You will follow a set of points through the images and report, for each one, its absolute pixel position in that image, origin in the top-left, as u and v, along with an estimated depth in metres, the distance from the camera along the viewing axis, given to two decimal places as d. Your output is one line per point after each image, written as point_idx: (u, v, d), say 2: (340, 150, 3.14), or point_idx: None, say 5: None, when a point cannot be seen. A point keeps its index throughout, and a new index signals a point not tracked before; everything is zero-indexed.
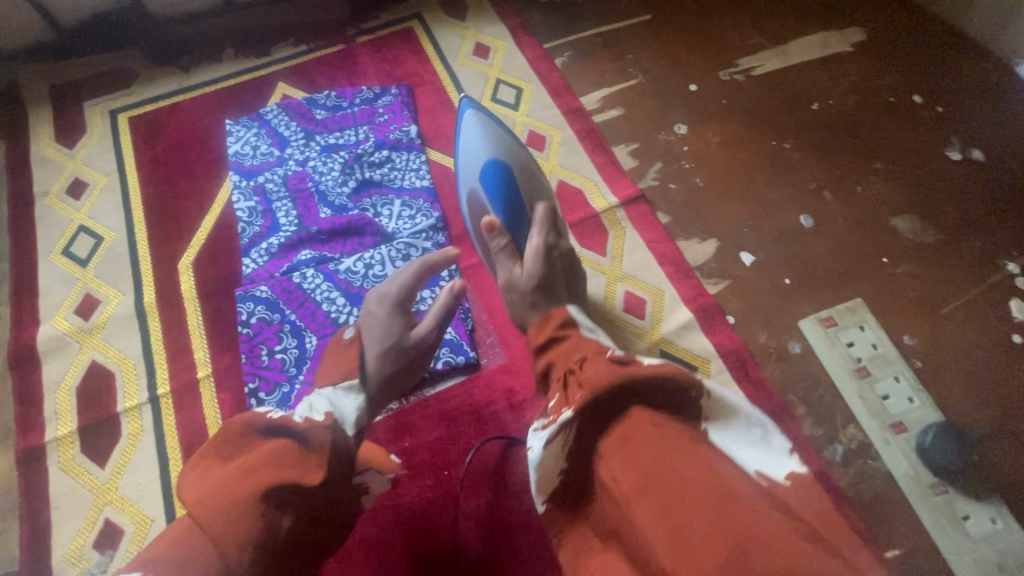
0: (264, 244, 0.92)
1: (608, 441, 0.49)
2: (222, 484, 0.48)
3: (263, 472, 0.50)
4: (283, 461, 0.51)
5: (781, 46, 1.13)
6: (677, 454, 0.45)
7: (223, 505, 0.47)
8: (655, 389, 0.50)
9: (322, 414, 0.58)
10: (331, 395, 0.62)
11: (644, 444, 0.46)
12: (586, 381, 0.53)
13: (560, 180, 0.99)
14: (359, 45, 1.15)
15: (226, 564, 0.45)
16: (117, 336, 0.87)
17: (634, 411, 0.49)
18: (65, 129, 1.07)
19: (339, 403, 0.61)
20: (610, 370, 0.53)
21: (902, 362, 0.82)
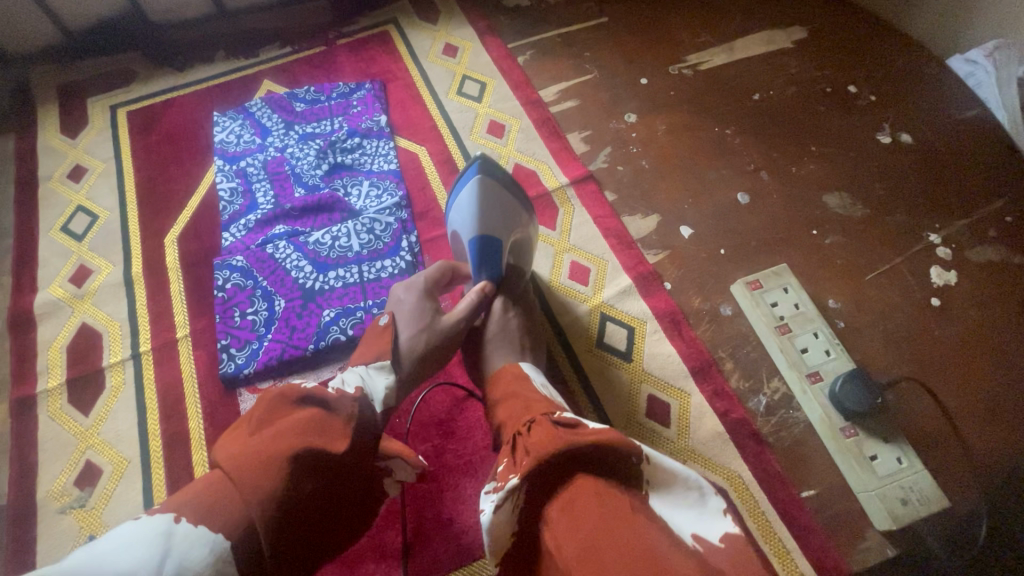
0: (242, 220, 1.01)
1: (554, 506, 0.48)
2: (258, 442, 0.50)
3: (296, 436, 0.51)
4: (314, 427, 0.53)
5: (727, 44, 1.22)
6: (619, 524, 0.44)
7: (254, 464, 0.48)
8: (598, 454, 0.50)
9: (352, 388, 0.62)
10: (363, 373, 0.66)
11: (596, 505, 0.46)
12: (533, 449, 0.52)
13: (516, 163, 1.08)
14: (339, 47, 1.26)
15: (251, 518, 0.47)
16: (106, 301, 0.96)
17: (579, 479, 0.48)
18: (69, 122, 1.17)
19: (368, 380, 0.65)
20: (556, 435, 0.52)
21: (822, 320, 0.88)
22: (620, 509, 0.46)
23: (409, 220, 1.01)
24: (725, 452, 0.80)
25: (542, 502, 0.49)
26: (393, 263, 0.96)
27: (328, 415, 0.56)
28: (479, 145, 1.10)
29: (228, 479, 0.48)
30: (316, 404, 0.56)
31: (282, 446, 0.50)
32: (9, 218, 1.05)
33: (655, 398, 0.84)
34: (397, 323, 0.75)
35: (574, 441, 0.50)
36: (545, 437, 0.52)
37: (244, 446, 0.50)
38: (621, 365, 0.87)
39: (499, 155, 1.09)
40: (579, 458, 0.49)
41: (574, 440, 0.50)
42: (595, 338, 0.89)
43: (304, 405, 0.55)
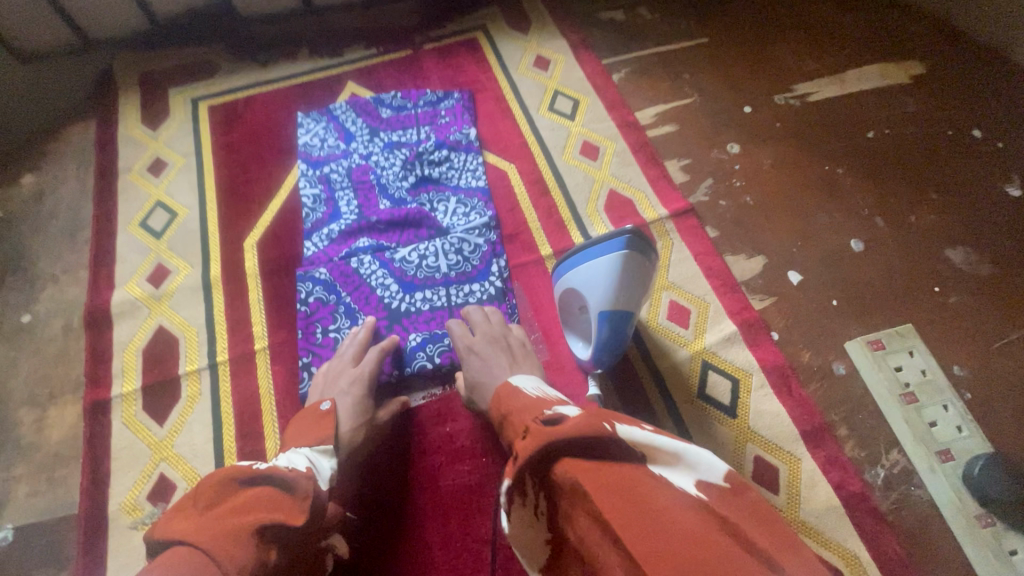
0: (325, 230, 0.97)
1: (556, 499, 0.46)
2: (216, 522, 0.51)
3: (255, 510, 0.53)
4: (272, 503, 0.55)
5: (838, 75, 1.14)
6: (625, 504, 0.41)
7: (216, 539, 0.49)
8: (573, 445, 0.46)
9: (303, 467, 0.62)
10: (308, 455, 0.66)
11: (595, 500, 0.42)
12: (518, 453, 0.50)
13: (611, 189, 1.02)
14: (426, 51, 1.21)
15: None
16: (183, 304, 0.92)
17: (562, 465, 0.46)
18: (150, 111, 1.15)
19: (315, 463, 0.65)
20: (538, 437, 0.49)
21: (951, 392, 0.81)
22: (621, 477, 0.44)
23: (498, 242, 0.96)
24: (840, 528, 0.73)
25: (550, 505, 0.48)
26: (481, 287, 0.92)
27: (284, 492, 0.57)
28: (572, 166, 1.05)
29: (198, 552, 0.48)
30: (273, 483, 0.58)
31: (241, 522, 0.52)
32: (87, 210, 1.03)
33: (762, 459, 0.78)
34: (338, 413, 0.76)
35: (555, 434, 0.48)
36: (530, 439, 0.50)
37: (199, 528, 0.51)
38: (726, 422, 0.81)
39: (592, 178, 1.03)
40: (563, 451, 0.47)
41: (554, 434, 0.48)
42: (696, 389, 0.83)
43: (256, 485, 0.56)
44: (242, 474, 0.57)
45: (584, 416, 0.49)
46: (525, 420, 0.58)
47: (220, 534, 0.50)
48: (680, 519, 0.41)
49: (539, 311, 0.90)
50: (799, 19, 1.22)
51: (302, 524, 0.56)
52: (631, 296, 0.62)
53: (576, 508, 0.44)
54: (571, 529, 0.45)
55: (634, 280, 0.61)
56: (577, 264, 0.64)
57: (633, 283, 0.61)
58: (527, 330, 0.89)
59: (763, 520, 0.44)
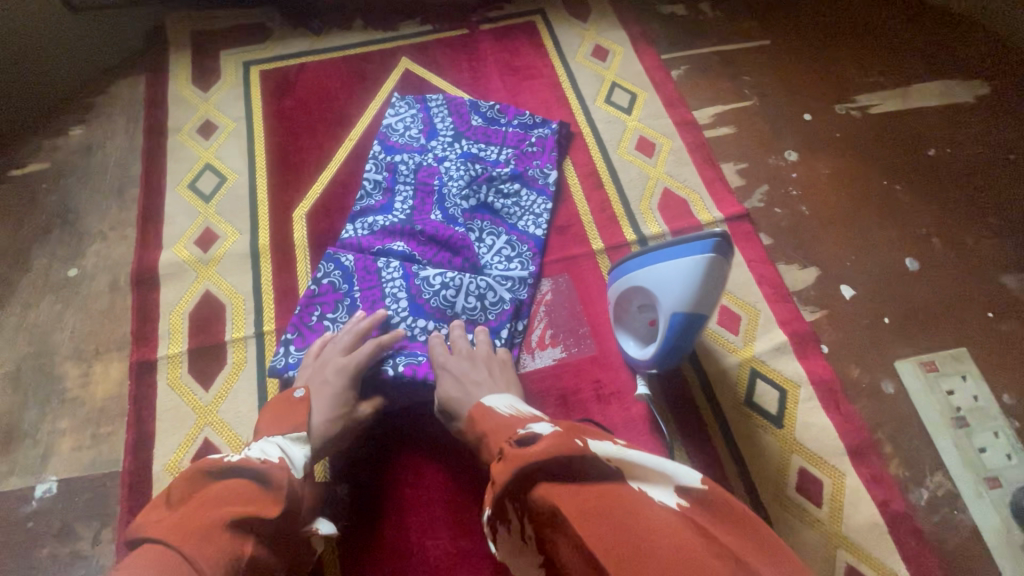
0: (370, 219, 0.94)
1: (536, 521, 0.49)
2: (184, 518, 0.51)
3: (224, 505, 0.53)
4: (241, 496, 0.54)
5: (901, 89, 1.12)
6: (599, 517, 0.45)
7: (194, 534, 0.50)
8: (546, 464, 0.50)
9: (275, 458, 0.61)
10: (280, 443, 0.65)
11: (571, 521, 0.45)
12: (495, 478, 0.54)
13: (665, 187, 1.01)
14: (483, 32, 1.19)
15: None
16: (231, 271, 0.92)
17: (539, 484, 0.50)
18: (200, 72, 1.13)
19: (287, 451, 0.64)
20: (513, 461, 0.53)
21: (1002, 419, 0.81)
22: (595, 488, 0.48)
23: (526, 304, 0.89)
24: (882, 545, 0.74)
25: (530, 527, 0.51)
26: None
27: (260, 485, 0.56)
28: (627, 161, 1.03)
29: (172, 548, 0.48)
30: (241, 474, 0.57)
31: (215, 516, 0.52)
32: (135, 167, 1.02)
33: (806, 471, 0.78)
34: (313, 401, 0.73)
35: (529, 457, 0.51)
36: (504, 458, 0.54)
37: (169, 526, 0.51)
38: (772, 431, 0.81)
39: (647, 175, 1.02)
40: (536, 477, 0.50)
41: (527, 457, 0.52)
42: (743, 396, 0.83)
43: (225, 478, 0.56)
44: (212, 466, 0.57)
45: (554, 438, 0.52)
46: (498, 442, 0.60)
47: (190, 529, 0.50)
48: (652, 529, 0.44)
49: (588, 307, 0.89)
50: (864, 29, 1.20)
51: (274, 515, 0.55)
52: (707, 299, 0.61)
53: (556, 532, 0.47)
54: (555, 551, 0.48)
55: (713, 278, 0.60)
56: (654, 260, 0.63)
57: (713, 285, 0.60)
58: (575, 324, 0.89)
59: (734, 523, 0.48)
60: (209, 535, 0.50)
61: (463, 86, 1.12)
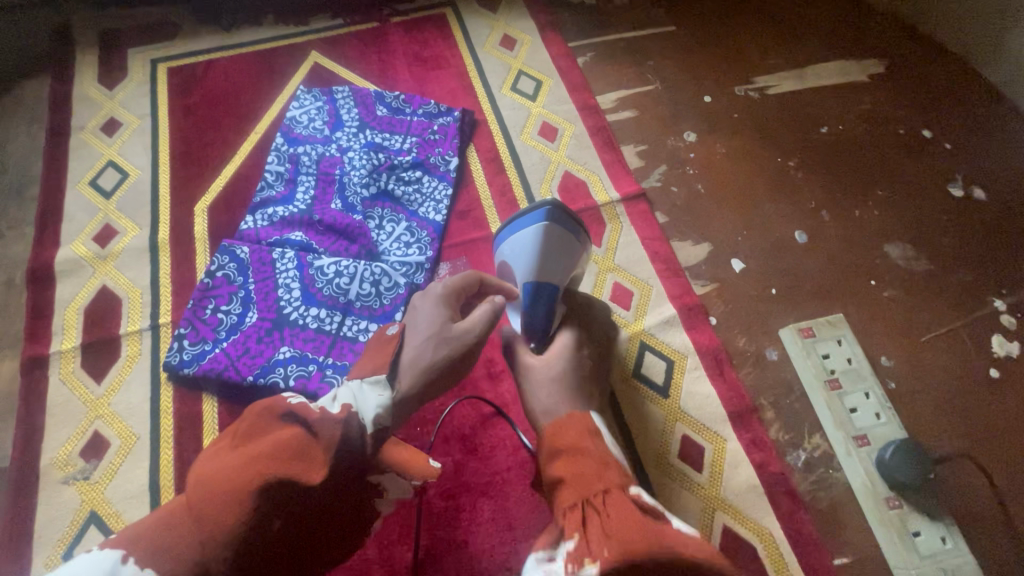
0: (271, 209, 0.95)
1: None
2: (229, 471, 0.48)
3: (266, 463, 0.47)
4: (286, 455, 0.48)
5: (799, 70, 1.16)
6: None
7: (225, 499, 0.46)
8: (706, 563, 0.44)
9: (337, 408, 0.54)
10: (358, 387, 0.57)
11: None
12: (624, 546, 0.45)
13: (566, 171, 1.03)
14: (393, 25, 1.20)
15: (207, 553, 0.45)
16: (129, 266, 0.92)
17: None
18: (107, 70, 1.13)
19: (359, 397, 0.56)
20: (649, 533, 0.46)
21: (874, 380, 0.84)
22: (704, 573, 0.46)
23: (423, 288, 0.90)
24: (757, 505, 0.76)
25: None
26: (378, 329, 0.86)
27: (307, 441, 0.50)
28: (530, 147, 1.05)
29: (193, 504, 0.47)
30: (299, 425, 0.52)
31: (250, 475, 0.47)
32: (36, 166, 1.01)
33: (688, 438, 0.80)
34: (405, 335, 0.65)
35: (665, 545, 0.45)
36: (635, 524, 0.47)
37: (215, 471, 0.49)
38: (657, 400, 0.83)
39: (548, 159, 1.04)
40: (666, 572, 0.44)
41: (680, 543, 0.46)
42: (632, 367, 0.85)
43: (286, 427, 0.51)
44: (280, 407, 0.54)
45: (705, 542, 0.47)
46: (600, 485, 0.53)
47: (217, 491, 0.46)
48: None
49: None
50: (767, 13, 1.23)
51: (319, 484, 0.48)
52: (554, 261, 0.75)
53: None
54: None
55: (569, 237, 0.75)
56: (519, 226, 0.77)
57: (553, 249, 0.74)
58: None
59: None
60: (235, 500, 0.46)
61: (372, 78, 1.14)
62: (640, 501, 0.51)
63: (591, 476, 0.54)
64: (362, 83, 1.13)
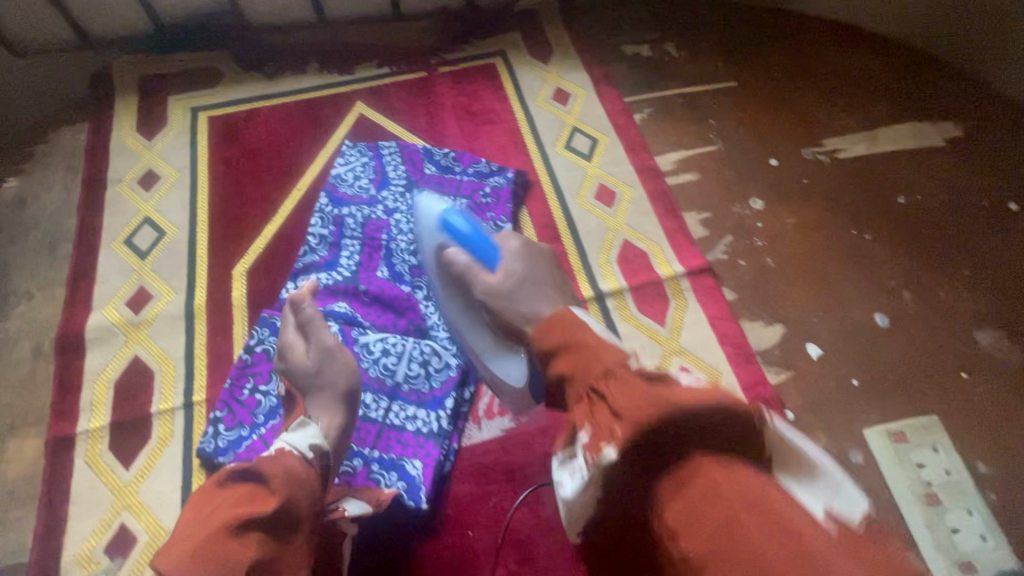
0: (313, 276, 0.90)
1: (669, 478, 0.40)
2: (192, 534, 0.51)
3: (226, 512, 0.52)
4: (247, 501, 0.53)
5: (871, 132, 1.09)
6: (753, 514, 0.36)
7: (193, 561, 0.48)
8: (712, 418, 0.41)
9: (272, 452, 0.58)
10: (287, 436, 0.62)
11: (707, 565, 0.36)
12: (623, 410, 0.45)
13: (625, 240, 0.96)
14: (441, 75, 1.16)
15: None
16: (163, 335, 0.87)
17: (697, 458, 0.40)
18: (146, 119, 1.09)
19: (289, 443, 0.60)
20: (652, 400, 0.44)
21: (976, 495, 0.77)
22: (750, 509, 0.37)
23: (474, 370, 0.83)
24: None
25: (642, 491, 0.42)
26: (426, 418, 0.79)
27: (259, 488, 0.54)
28: (586, 211, 0.99)
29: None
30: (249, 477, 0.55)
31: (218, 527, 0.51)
32: (71, 221, 0.97)
33: None
34: (291, 383, 0.71)
35: (680, 428, 0.42)
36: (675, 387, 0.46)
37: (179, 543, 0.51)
38: None
39: (606, 226, 0.97)
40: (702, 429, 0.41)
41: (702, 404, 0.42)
42: None
43: (236, 482, 0.55)
44: (223, 474, 0.56)
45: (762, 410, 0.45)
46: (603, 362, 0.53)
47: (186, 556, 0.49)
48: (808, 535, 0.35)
49: None
50: (832, 71, 1.17)
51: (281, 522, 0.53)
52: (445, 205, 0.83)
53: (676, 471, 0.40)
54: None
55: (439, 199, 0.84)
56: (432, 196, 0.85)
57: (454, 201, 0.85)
58: None
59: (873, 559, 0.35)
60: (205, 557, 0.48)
61: (418, 132, 1.09)
62: (646, 371, 0.50)
63: (593, 357, 0.54)
64: (410, 138, 1.08)
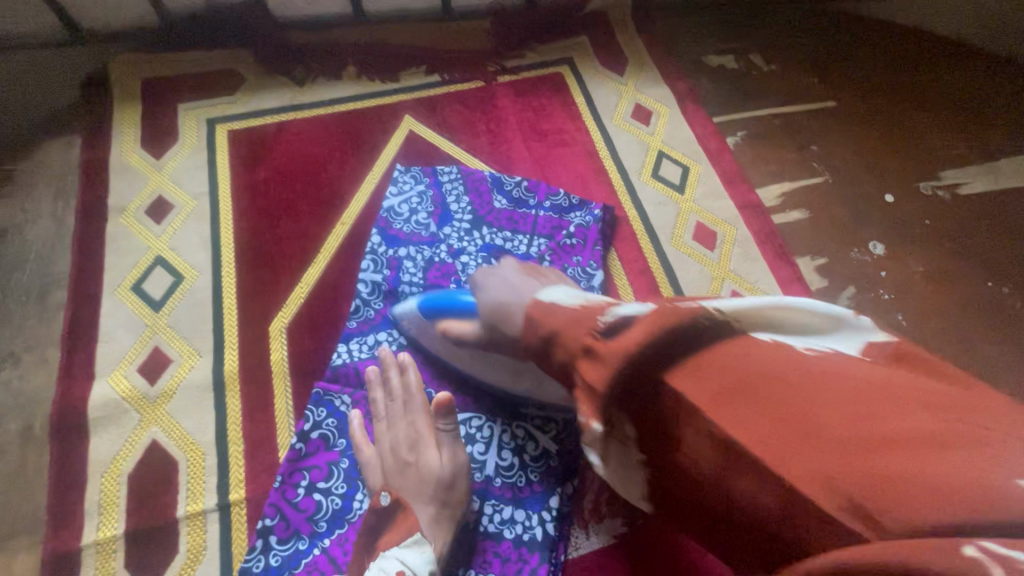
0: (372, 336, 0.74)
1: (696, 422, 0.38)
2: None
3: None
4: None
5: (991, 163, 0.96)
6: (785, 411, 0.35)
7: None
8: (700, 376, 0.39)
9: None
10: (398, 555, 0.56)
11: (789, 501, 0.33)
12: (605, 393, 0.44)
13: (734, 290, 0.83)
14: (501, 85, 1.00)
15: None
16: (186, 411, 0.70)
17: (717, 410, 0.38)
18: (153, 132, 0.91)
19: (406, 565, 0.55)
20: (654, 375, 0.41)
21: None
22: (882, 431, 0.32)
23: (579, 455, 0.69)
24: None
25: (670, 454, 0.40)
26: (527, 520, 0.65)
27: None
28: (684, 255, 0.85)
29: None
30: None
31: None
32: (64, 261, 0.79)
33: None
34: (404, 495, 0.60)
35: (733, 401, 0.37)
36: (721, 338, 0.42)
37: None
38: None
39: (710, 273, 0.84)
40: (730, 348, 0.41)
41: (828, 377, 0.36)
42: None
43: None
44: None
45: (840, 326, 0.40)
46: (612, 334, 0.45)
47: None
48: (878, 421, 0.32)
49: None
50: (941, 89, 1.03)
51: None
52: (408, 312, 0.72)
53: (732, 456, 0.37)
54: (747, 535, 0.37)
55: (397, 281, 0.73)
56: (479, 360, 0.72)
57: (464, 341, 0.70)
58: None
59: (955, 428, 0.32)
60: None
61: (481, 155, 0.93)
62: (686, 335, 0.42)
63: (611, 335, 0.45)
64: (471, 163, 0.92)
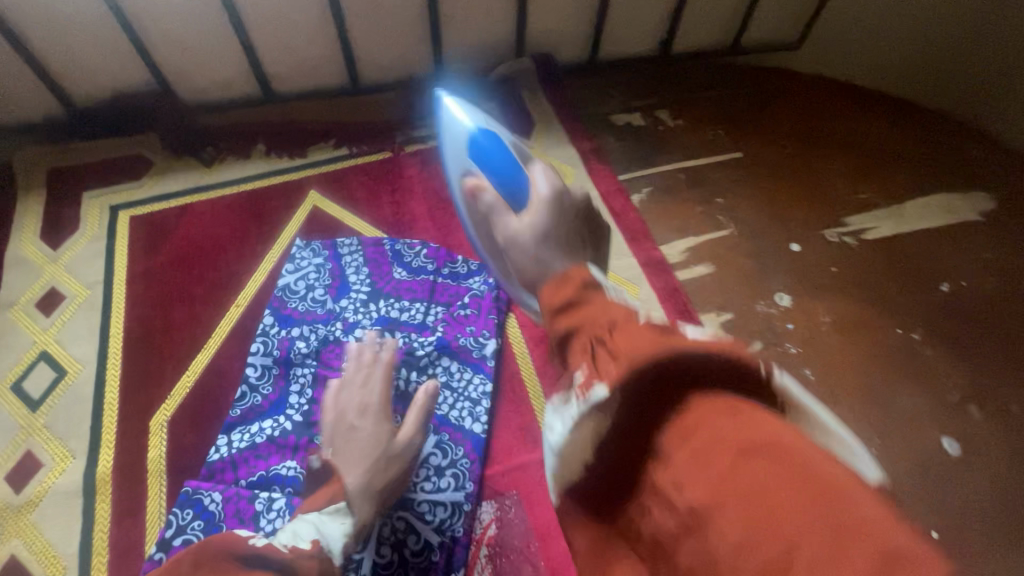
0: (255, 426, 0.72)
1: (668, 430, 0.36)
2: None
3: None
4: None
5: (897, 206, 0.96)
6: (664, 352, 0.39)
7: None
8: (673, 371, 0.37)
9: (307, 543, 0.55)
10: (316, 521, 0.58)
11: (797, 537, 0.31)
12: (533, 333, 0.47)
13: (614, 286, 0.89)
14: (408, 155, 1.00)
15: None
16: (53, 519, 0.68)
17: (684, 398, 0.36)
18: (53, 222, 0.91)
19: (323, 530, 0.57)
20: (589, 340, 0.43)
21: None
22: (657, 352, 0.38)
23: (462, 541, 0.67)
24: None
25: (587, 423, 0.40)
26: None
27: None
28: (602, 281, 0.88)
29: None
30: None
31: None
32: None
33: None
34: (340, 463, 0.63)
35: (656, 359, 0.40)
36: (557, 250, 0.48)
37: None
38: None
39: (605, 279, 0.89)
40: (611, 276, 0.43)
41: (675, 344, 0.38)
42: None
43: None
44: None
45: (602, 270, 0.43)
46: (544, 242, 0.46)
47: None
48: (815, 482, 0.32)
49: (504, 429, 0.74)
50: (846, 137, 1.04)
51: None
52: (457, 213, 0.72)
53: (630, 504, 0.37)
54: None
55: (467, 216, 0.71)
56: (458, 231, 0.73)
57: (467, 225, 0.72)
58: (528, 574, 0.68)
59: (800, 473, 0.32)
60: None
61: (384, 227, 0.94)
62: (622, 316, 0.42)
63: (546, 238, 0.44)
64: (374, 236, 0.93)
